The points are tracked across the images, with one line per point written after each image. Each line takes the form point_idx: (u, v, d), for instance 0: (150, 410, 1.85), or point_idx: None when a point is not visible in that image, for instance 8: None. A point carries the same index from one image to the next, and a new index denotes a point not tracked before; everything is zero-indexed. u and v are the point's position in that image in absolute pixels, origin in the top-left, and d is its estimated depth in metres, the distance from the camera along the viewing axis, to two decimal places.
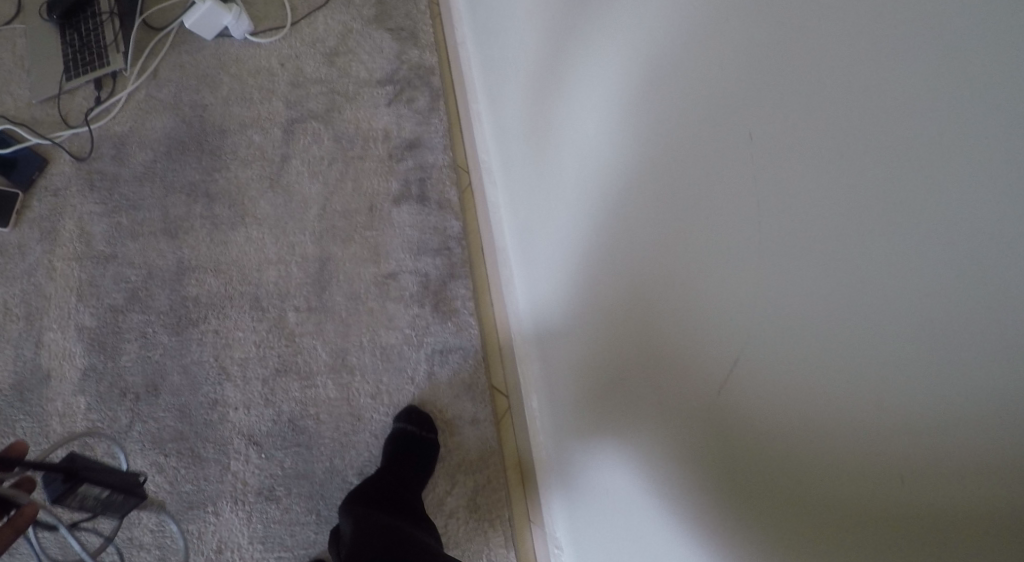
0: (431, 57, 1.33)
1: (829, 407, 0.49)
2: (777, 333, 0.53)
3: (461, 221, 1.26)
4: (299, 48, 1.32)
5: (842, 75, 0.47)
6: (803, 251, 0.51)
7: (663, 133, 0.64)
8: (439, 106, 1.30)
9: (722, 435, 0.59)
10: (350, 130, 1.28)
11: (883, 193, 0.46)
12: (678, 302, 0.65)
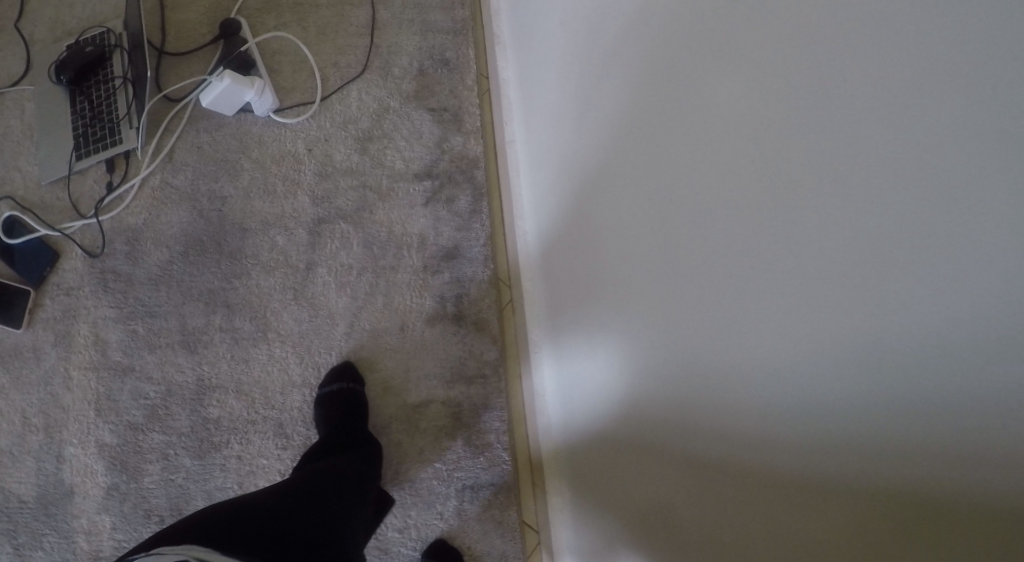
0: (476, 147, 1.20)
1: (819, 418, 0.51)
2: (767, 324, 0.56)
3: (499, 344, 1.15)
4: (329, 129, 1.20)
5: (838, 237, 0.49)
6: (785, 373, 0.54)
7: (704, 180, 0.63)
8: (481, 207, 1.17)
9: (725, 414, 0.61)
10: (383, 234, 1.15)
11: (872, 353, 0.46)
12: (685, 369, 0.68)
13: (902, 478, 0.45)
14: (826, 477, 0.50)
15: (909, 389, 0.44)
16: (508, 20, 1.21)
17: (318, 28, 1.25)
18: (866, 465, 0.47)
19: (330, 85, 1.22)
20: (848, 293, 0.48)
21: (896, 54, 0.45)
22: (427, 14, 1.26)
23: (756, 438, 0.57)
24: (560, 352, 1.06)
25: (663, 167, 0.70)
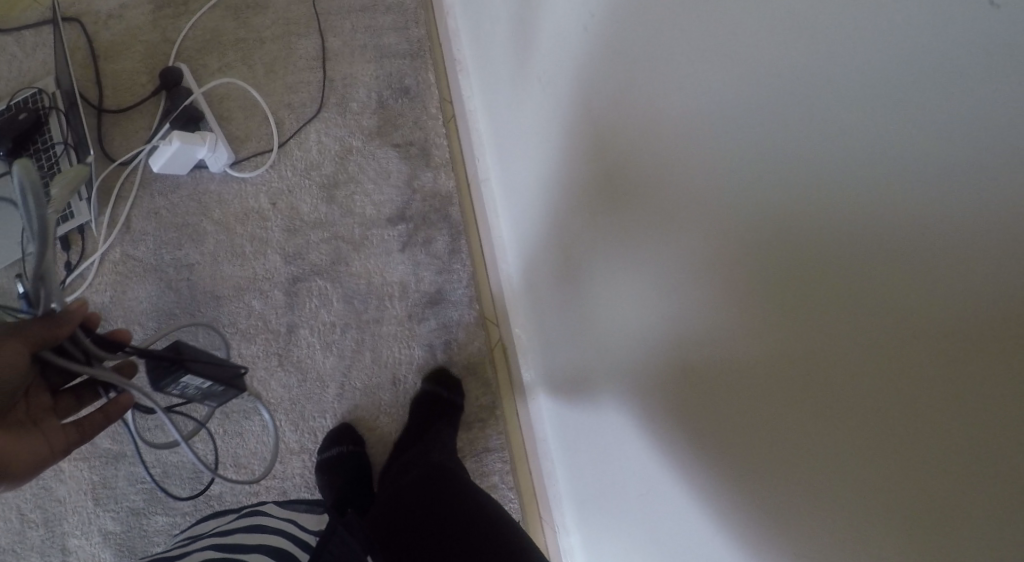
0: (447, 182, 1.14)
1: (789, 322, 0.43)
2: (716, 221, 0.48)
3: (493, 387, 1.12)
4: (291, 179, 1.13)
5: (787, 129, 0.42)
6: (733, 270, 0.47)
7: (640, 71, 0.55)
8: (460, 247, 1.13)
9: (686, 323, 0.54)
10: (362, 286, 1.11)
11: (842, 244, 0.39)
12: (640, 273, 0.61)
13: (901, 311, 0.37)
14: (806, 338, 0.42)
15: (866, 259, 0.38)
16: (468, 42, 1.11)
17: (265, 66, 1.16)
18: (853, 305, 0.39)
19: (286, 129, 1.14)
20: (810, 191, 0.40)
21: None
22: (379, 38, 1.19)
23: (719, 346, 0.50)
24: (541, 322, 0.99)
25: (593, 68, 0.62)
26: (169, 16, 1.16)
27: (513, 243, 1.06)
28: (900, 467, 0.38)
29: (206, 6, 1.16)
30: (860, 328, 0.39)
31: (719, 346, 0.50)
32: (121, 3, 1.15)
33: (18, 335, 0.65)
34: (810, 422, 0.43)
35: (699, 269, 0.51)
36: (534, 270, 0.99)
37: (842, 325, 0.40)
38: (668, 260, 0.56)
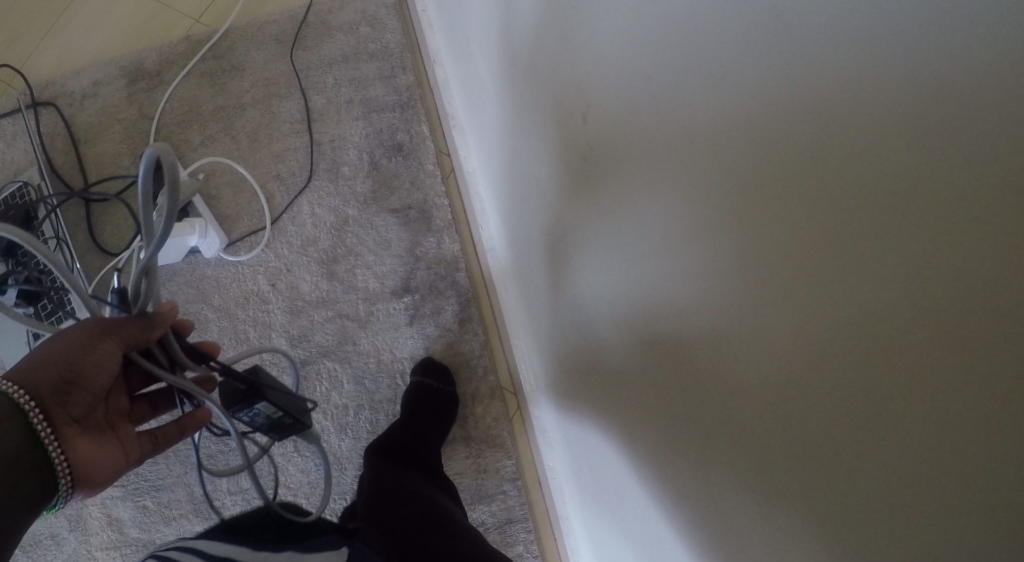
0: (451, 246, 1.07)
1: (773, 344, 0.43)
2: (699, 227, 0.48)
3: (514, 455, 1.08)
4: (287, 256, 1.06)
5: (770, 158, 0.41)
6: (717, 281, 0.47)
7: (614, 64, 0.55)
8: (469, 315, 1.07)
9: (672, 319, 0.54)
10: (372, 365, 1.05)
11: (833, 279, 0.38)
12: (627, 271, 0.60)
13: (893, 287, 0.35)
14: (801, 338, 0.40)
15: (856, 294, 0.37)
16: (457, 94, 1.04)
17: (249, 135, 1.08)
18: (840, 305, 0.38)
19: (277, 203, 1.07)
20: (799, 221, 0.39)
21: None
22: (366, 90, 1.10)
23: (706, 356, 0.49)
24: (547, 356, 0.96)
25: (572, 56, 0.61)
26: (143, 90, 1.08)
27: (524, 314, 1.00)
28: (888, 499, 0.37)
29: (180, 74, 1.09)
30: (854, 308, 0.37)
31: (710, 319, 0.48)
32: (93, 81, 1.07)
33: (107, 338, 0.62)
34: (811, 412, 0.41)
35: (688, 242, 0.49)
36: (536, 304, 0.95)
37: (834, 304, 0.38)
38: (658, 255, 0.54)
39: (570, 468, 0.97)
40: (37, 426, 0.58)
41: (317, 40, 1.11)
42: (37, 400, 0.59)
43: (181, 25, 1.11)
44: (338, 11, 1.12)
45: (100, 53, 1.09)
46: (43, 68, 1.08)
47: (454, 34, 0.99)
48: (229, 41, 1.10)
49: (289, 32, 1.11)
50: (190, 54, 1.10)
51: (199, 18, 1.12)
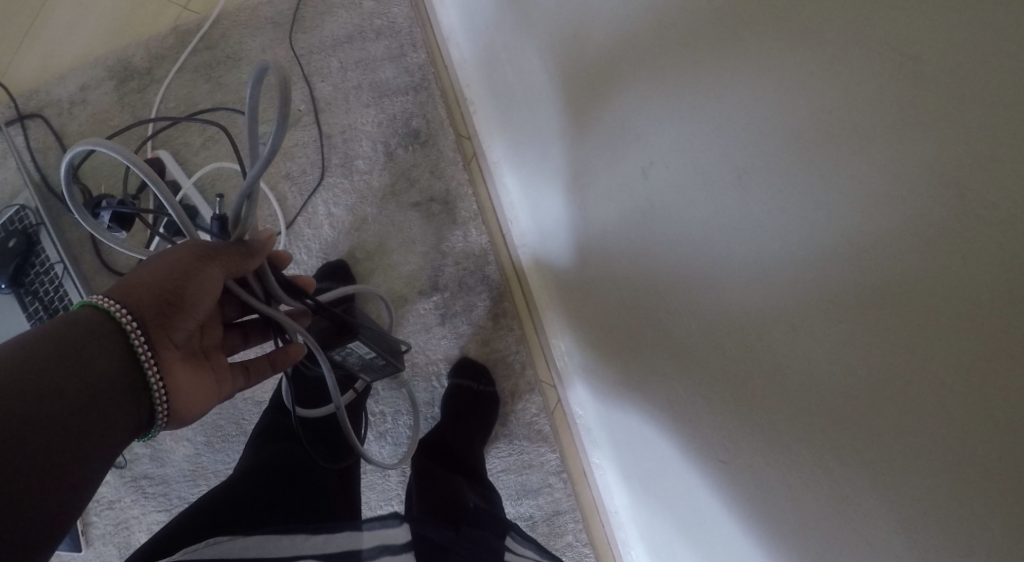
0: (479, 238, 0.99)
1: (792, 246, 0.47)
2: (712, 139, 0.52)
3: (558, 449, 1.02)
4: (306, 260, 0.99)
5: (773, 75, 0.45)
6: (738, 186, 0.51)
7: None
8: (503, 310, 0.99)
9: (690, 234, 0.58)
10: (405, 370, 0.99)
11: (840, 179, 0.42)
12: (641, 193, 0.64)
13: (899, 178, 0.39)
14: (823, 244, 0.44)
15: (860, 190, 0.41)
16: (476, 67, 0.93)
17: (253, 133, 1.00)
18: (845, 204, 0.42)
19: (289, 205, 0.99)
20: (805, 130, 0.44)
21: None
22: (375, 72, 1.01)
23: (731, 270, 0.53)
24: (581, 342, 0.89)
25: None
26: (134, 91, 1.00)
27: (561, 309, 0.92)
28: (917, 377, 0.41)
29: (172, 71, 1.00)
30: (895, 133, 0.39)
31: (754, 195, 0.49)
32: (80, 85, 1.00)
33: (211, 260, 0.57)
34: (859, 264, 0.42)
35: (713, 111, 0.51)
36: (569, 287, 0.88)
37: (877, 131, 0.40)
38: (671, 173, 0.58)
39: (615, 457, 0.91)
40: (137, 344, 0.55)
41: (318, 20, 1.02)
42: (138, 317, 0.55)
43: (168, 13, 1.02)
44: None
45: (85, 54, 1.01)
46: (27, 76, 1.00)
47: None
48: (221, 28, 1.02)
49: (286, 13, 1.02)
50: (181, 48, 1.01)
51: (187, 3, 1.02)
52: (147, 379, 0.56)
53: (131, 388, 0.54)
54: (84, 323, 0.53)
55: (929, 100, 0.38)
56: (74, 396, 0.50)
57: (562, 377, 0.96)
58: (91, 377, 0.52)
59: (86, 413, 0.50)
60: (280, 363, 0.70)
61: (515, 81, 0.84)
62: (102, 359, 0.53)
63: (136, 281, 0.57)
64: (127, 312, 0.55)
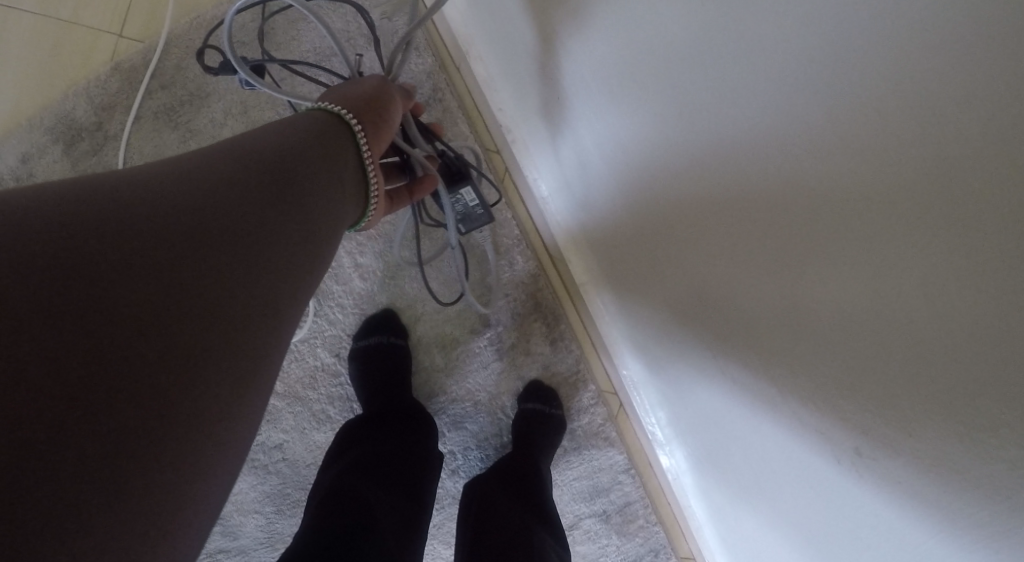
0: (525, 265, 0.92)
1: (894, 317, 0.50)
2: (747, 172, 0.57)
3: (624, 449, 1.00)
4: (341, 319, 0.93)
5: (811, 151, 0.50)
6: (807, 241, 0.54)
7: (627, 21, 0.61)
8: (560, 334, 0.94)
9: (781, 285, 0.59)
10: (468, 408, 0.95)
11: (929, 266, 0.47)
12: (692, 214, 0.65)
13: (962, 254, 0.45)
14: (915, 313, 0.49)
15: (929, 262, 0.46)
16: (501, 90, 0.85)
17: None
18: (915, 275, 0.47)
19: None
20: (867, 214, 0.49)
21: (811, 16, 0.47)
22: None
23: (841, 338, 0.55)
24: (645, 353, 0.87)
25: (581, 24, 0.67)
26: (88, 152, 0.98)
27: (625, 323, 0.87)
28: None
29: (129, 121, 0.95)
30: (942, 220, 0.45)
31: (848, 228, 0.50)
32: (22, 156, 0.98)
33: (391, 90, 0.69)
34: (995, 256, 0.43)
35: (756, 160, 0.55)
36: (636, 307, 0.83)
37: (921, 214, 0.46)
38: (724, 207, 0.61)
39: (692, 457, 0.89)
40: (360, 142, 0.63)
41: (294, 32, 0.91)
42: (360, 119, 0.64)
43: (103, 44, 0.99)
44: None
45: (23, 107, 0.99)
46: None
47: (488, 36, 0.82)
48: (174, 58, 0.95)
49: (250, 29, 0.91)
50: (130, 90, 0.97)
51: (121, 31, 0.98)
52: (364, 174, 0.63)
53: (334, 198, 0.59)
54: (291, 137, 0.58)
55: (974, 152, 0.42)
56: (261, 207, 0.53)
57: (630, 388, 0.93)
58: (321, 174, 0.58)
59: (282, 218, 0.54)
60: (418, 197, 0.71)
61: (553, 106, 0.78)
62: (321, 163, 0.58)
63: (346, 95, 0.65)
64: (351, 112, 0.63)
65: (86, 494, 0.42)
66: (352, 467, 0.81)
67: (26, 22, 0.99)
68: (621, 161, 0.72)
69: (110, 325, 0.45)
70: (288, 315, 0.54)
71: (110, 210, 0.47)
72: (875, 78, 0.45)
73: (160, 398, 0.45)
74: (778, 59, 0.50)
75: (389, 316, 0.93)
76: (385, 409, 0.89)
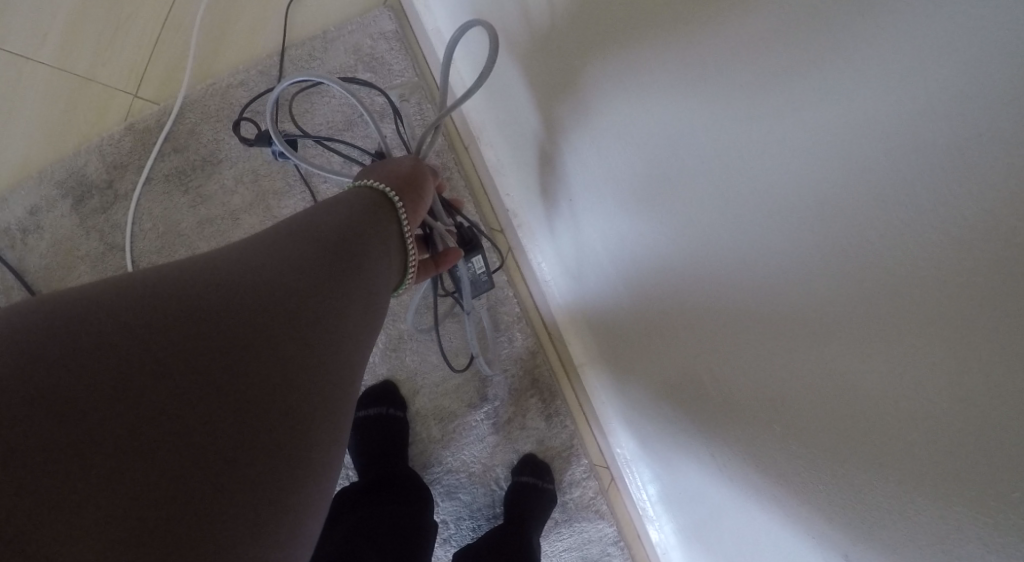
0: (524, 342, 0.96)
1: (865, 456, 0.49)
2: (735, 288, 0.57)
3: (615, 521, 0.97)
4: None
5: (787, 285, 0.51)
6: (783, 371, 0.54)
7: (618, 131, 0.64)
8: (555, 409, 0.96)
9: (765, 402, 0.58)
10: (463, 480, 0.96)
11: (898, 410, 0.45)
12: (683, 315, 0.66)
13: (929, 402, 0.43)
14: (884, 452, 0.47)
15: (897, 405, 0.45)
16: (513, 173, 0.88)
17: None
18: (882, 421, 0.47)
19: None
20: (832, 357, 0.49)
21: (776, 162, 0.48)
22: None
23: (818, 466, 0.54)
24: (637, 430, 0.86)
25: (582, 122, 0.69)
26: (97, 210, 0.97)
27: (617, 400, 0.88)
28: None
29: (140, 182, 0.97)
30: (910, 366, 0.44)
31: (813, 366, 0.51)
32: (30, 208, 0.97)
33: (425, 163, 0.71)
34: (962, 408, 0.41)
35: (741, 280, 0.55)
36: (630, 386, 0.83)
37: (890, 357, 0.45)
38: (715, 316, 0.61)
39: (681, 539, 0.85)
40: (401, 218, 0.65)
41: (308, 104, 0.96)
42: (401, 196, 0.66)
43: (117, 103, 1.00)
44: (324, 56, 0.99)
45: (33, 161, 0.99)
46: None
47: (500, 123, 0.85)
48: (188, 122, 0.98)
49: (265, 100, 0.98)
50: (143, 152, 0.98)
51: (137, 91, 1.00)
52: (405, 250, 0.66)
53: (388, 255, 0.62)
54: (347, 211, 0.61)
55: (940, 306, 0.41)
56: (328, 267, 0.56)
57: (623, 465, 0.92)
58: (375, 251, 0.60)
59: (352, 283, 0.57)
60: (443, 269, 0.72)
61: (558, 190, 0.79)
62: (375, 233, 0.61)
63: (387, 172, 0.67)
64: (396, 192, 0.65)
65: (215, 542, 0.46)
66: (346, 535, 0.80)
67: (41, 76, 1.00)
68: (618, 258, 0.74)
69: (215, 388, 0.48)
70: (358, 372, 0.57)
71: (203, 284, 0.51)
72: (835, 226, 0.45)
73: (267, 458, 0.49)
74: (750, 193, 0.52)
75: (388, 387, 0.95)
76: (379, 478, 0.89)
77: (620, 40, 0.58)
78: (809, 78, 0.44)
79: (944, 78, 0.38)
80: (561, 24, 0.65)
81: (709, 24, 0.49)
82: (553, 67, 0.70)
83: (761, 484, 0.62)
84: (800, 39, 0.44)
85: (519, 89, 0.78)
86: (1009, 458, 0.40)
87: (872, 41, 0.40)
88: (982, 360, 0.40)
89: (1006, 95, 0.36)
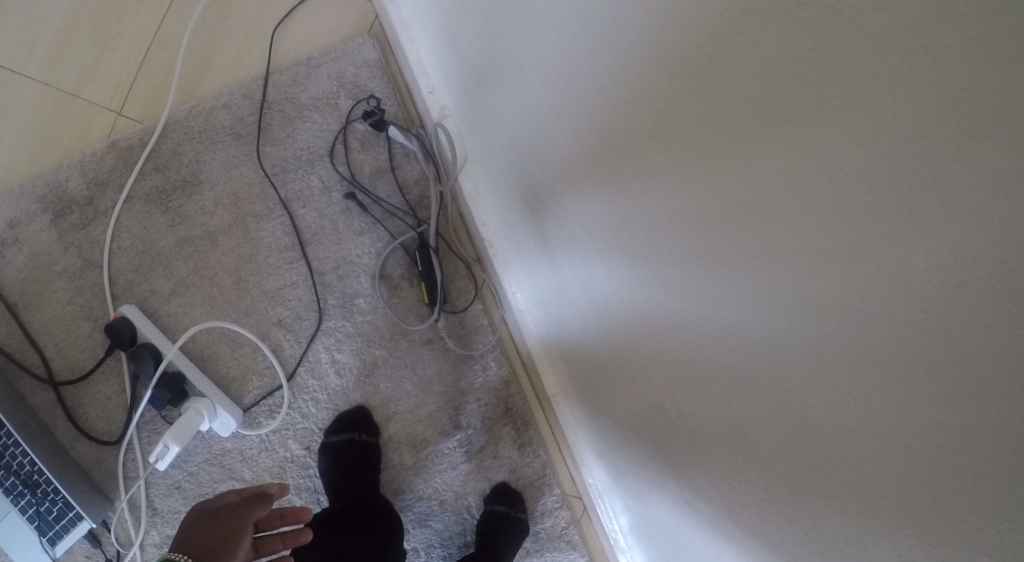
0: (498, 370, 0.97)
1: (826, 499, 0.49)
2: (700, 329, 0.57)
3: (588, 552, 0.97)
4: (315, 413, 0.96)
5: (746, 329, 0.52)
6: (745, 413, 0.55)
7: (589, 167, 0.65)
8: (528, 438, 0.97)
9: (731, 441, 0.59)
10: (435, 508, 0.96)
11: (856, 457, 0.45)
12: (649, 352, 0.67)
13: (883, 452, 0.43)
14: (842, 497, 0.48)
15: (851, 453, 0.46)
16: (492, 204, 0.89)
17: (231, 272, 0.97)
18: (838, 468, 0.47)
19: (287, 355, 0.96)
20: (785, 402, 0.50)
21: (733, 211, 0.49)
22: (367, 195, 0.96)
23: (783, 506, 0.54)
24: (608, 461, 0.86)
25: (556, 158, 0.70)
26: (76, 226, 0.97)
27: (587, 429, 0.88)
28: None
29: (119, 201, 0.97)
30: (860, 416, 0.44)
31: (771, 409, 0.52)
32: (8, 221, 0.97)
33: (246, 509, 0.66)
34: (911, 461, 0.42)
35: (706, 320, 0.56)
36: (600, 418, 0.84)
37: (840, 406, 0.45)
38: (680, 356, 0.62)
39: None
40: None
41: (290, 129, 1.00)
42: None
43: (101, 120, 1.00)
44: (306, 82, 1.00)
45: (12, 176, 0.98)
46: None
47: (480, 156, 0.87)
48: (170, 142, 0.99)
49: (248, 122, 0.99)
50: (124, 169, 0.98)
51: (121, 109, 1.00)
52: None
53: None
54: None
55: (881, 360, 0.41)
56: None
57: (594, 496, 0.92)
58: None
59: None
60: None
61: (534, 224, 0.80)
62: None
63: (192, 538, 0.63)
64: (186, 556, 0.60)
65: None
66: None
67: (26, 90, 1.00)
68: (590, 294, 0.74)
69: None
70: None
71: None
72: (790, 273, 0.46)
73: None
74: (712, 238, 0.52)
75: (361, 413, 0.95)
76: (349, 504, 0.87)
77: (592, 81, 0.60)
78: (759, 136, 0.45)
79: (880, 141, 0.38)
80: (536, 61, 0.67)
81: (675, 75, 0.50)
82: (529, 100, 0.71)
83: (727, 520, 0.62)
84: (753, 94, 0.45)
85: (496, 123, 0.79)
86: (962, 508, 0.39)
87: (820, 99, 0.41)
88: (925, 414, 0.40)
89: (941, 158, 0.36)
